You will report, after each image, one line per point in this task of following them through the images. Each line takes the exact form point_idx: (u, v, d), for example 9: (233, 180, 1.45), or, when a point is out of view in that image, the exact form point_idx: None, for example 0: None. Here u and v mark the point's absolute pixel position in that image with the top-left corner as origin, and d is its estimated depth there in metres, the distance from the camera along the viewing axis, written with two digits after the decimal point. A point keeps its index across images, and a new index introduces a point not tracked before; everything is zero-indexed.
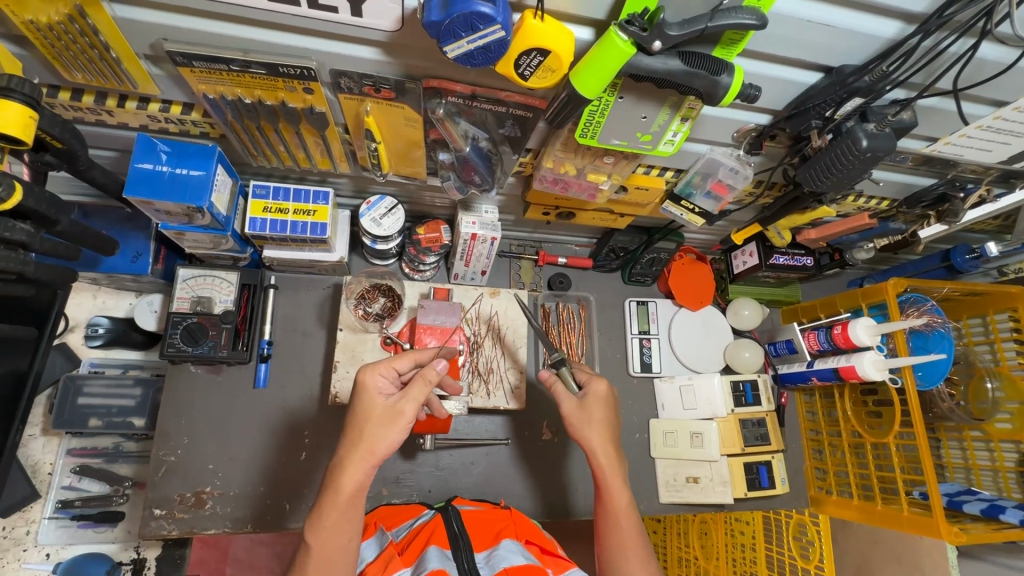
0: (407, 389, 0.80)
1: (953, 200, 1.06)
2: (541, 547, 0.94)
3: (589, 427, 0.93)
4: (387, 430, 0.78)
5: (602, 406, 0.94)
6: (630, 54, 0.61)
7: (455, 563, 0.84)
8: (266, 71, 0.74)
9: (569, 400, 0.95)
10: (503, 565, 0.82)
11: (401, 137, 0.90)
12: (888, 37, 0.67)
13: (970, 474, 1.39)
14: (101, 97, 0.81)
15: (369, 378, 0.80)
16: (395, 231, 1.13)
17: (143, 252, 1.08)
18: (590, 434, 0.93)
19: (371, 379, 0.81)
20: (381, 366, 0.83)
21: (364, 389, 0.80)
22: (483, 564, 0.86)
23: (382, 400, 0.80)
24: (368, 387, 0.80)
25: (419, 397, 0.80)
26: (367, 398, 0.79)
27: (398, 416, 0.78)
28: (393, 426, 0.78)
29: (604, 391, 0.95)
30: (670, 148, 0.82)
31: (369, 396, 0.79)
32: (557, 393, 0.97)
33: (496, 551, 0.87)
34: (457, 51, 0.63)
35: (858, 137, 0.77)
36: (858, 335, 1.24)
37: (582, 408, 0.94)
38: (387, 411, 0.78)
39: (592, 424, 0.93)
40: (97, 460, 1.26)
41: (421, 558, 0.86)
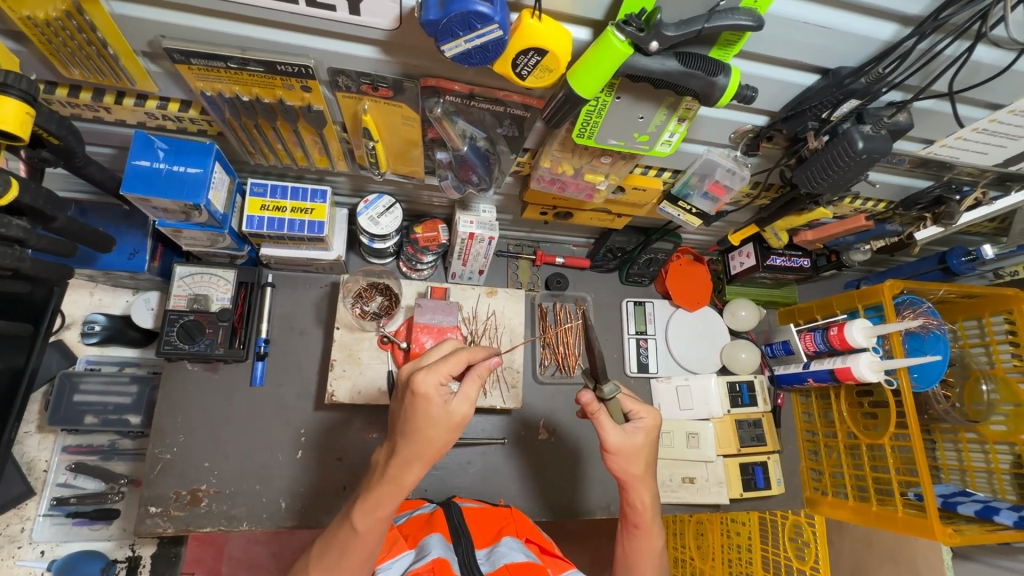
0: (462, 390, 0.79)
1: (950, 203, 1.06)
2: (540, 546, 0.94)
3: (626, 459, 0.92)
4: (446, 433, 0.78)
5: (647, 436, 0.93)
6: (628, 55, 0.62)
7: (455, 554, 0.84)
8: (263, 69, 0.74)
9: (615, 434, 0.90)
10: (503, 561, 0.82)
11: (399, 136, 0.90)
12: (884, 40, 0.68)
13: (966, 476, 1.40)
14: (98, 94, 0.81)
15: (424, 384, 0.76)
16: (393, 229, 1.14)
17: (139, 249, 1.07)
18: (630, 465, 0.92)
19: (426, 385, 0.76)
20: (434, 368, 0.78)
21: (421, 396, 0.76)
22: (483, 560, 0.86)
23: (442, 408, 0.76)
24: (424, 393, 0.76)
25: (474, 397, 0.80)
26: (425, 406, 0.76)
27: (457, 422, 0.78)
28: (451, 430, 0.78)
29: (653, 424, 0.94)
30: (667, 148, 0.82)
31: (427, 400, 0.75)
32: (600, 423, 0.91)
33: (496, 547, 0.88)
34: (455, 50, 0.63)
35: (854, 138, 0.76)
36: (855, 336, 1.24)
37: (629, 440, 0.91)
38: (450, 418, 0.77)
39: (634, 459, 0.92)
40: (93, 457, 1.26)
41: (423, 544, 0.86)
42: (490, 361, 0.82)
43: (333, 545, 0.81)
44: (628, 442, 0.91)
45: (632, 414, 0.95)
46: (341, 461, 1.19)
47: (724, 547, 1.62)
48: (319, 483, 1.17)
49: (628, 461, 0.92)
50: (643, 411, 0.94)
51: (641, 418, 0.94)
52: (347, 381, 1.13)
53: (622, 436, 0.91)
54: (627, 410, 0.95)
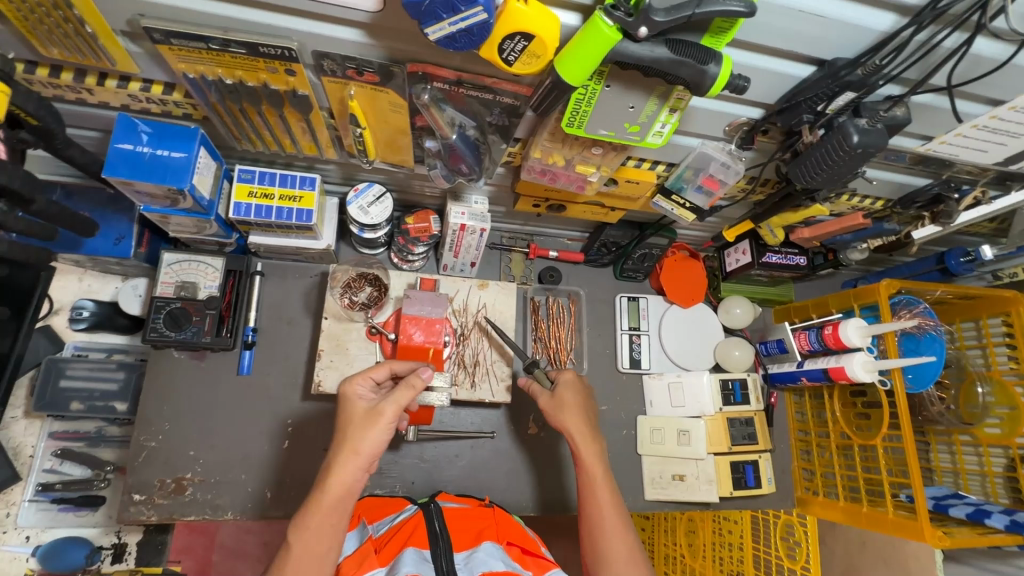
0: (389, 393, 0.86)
1: (948, 201, 1.05)
2: (522, 548, 0.93)
3: (564, 412, 1.05)
4: (363, 424, 0.84)
5: (575, 393, 1.08)
6: (616, 40, 0.60)
7: (430, 565, 0.83)
8: (245, 51, 0.72)
9: (544, 396, 1.09)
10: (481, 569, 0.82)
11: (387, 123, 0.88)
12: (882, 30, 0.66)
13: (959, 479, 1.39)
14: (80, 74, 0.80)
15: (349, 388, 0.89)
16: (383, 219, 1.13)
17: (126, 235, 1.06)
18: (568, 419, 1.05)
19: (351, 389, 0.89)
20: (358, 377, 0.91)
21: (346, 398, 0.88)
22: (460, 566, 0.85)
23: (363, 403, 0.87)
24: (349, 395, 0.88)
25: (401, 400, 0.85)
26: (349, 404, 0.87)
27: (376, 414, 0.84)
28: (373, 425, 0.83)
29: (574, 380, 1.10)
30: (659, 140, 0.80)
31: (352, 401, 0.87)
32: (535, 392, 1.11)
33: (474, 552, 0.86)
34: (439, 33, 0.61)
35: (849, 132, 0.74)
36: (849, 336, 1.23)
37: (557, 398, 1.08)
38: (368, 413, 0.85)
39: (568, 412, 1.06)
40: (80, 443, 1.25)
41: (396, 561, 0.84)
42: (422, 375, 0.89)
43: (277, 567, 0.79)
44: (553, 398, 1.08)
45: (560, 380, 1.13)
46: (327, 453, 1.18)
47: (714, 544, 1.63)
48: (305, 473, 1.16)
49: (561, 413, 1.06)
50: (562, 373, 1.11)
51: (560, 378, 1.11)
52: (334, 372, 1.11)
53: (547, 395, 1.09)
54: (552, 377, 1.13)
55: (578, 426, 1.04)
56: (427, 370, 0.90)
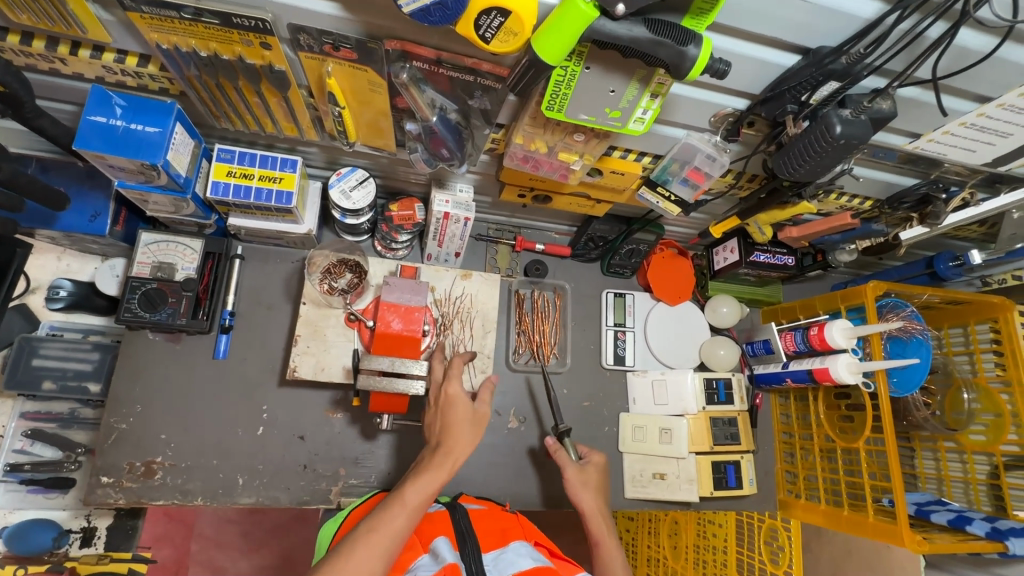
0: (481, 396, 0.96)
1: (936, 203, 1.03)
2: (550, 550, 0.90)
3: (587, 490, 1.07)
4: (468, 421, 0.92)
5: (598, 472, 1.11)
6: (593, 18, 0.59)
7: (463, 562, 0.78)
8: (219, 22, 0.71)
9: (572, 467, 1.10)
10: (513, 570, 0.76)
11: (367, 104, 0.87)
12: (865, 18, 0.64)
13: (942, 485, 1.38)
14: (52, 43, 0.78)
15: (454, 391, 0.94)
16: (365, 205, 1.12)
17: (101, 211, 1.04)
18: (584, 497, 1.06)
19: (455, 392, 0.94)
20: (455, 380, 0.97)
21: (454, 400, 0.93)
22: (490, 568, 0.79)
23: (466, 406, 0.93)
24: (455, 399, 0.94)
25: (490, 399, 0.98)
26: (455, 405, 0.93)
27: (479, 415, 0.94)
28: (479, 423, 0.93)
29: (602, 462, 1.13)
30: (640, 127, 0.78)
31: (459, 399, 0.93)
32: (560, 460, 1.11)
33: (504, 552, 0.81)
34: (412, 6, 0.60)
35: (832, 122, 0.73)
36: (834, 337, 1.21)
37: (582, 472, 1.09)
38: (475, 416, 0.93)
39: (587, 487, 1.07)
40: (52, 425, 1.23)
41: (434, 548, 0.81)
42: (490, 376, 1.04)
43: (387, 506, 0.79)
44: (579, 473, 1.09)
45: (585, 455, 1.14)
46: (302, 440, 1.17)
47: (697, 547, 1.61)
48: (279, 461, 1.15)
49: (584, 486, 1.07)
50: (593, 453, 1.14)
51: (590, 457, 1.13)
52: (311, 358, 1.10)
53: (574, 468, 1.09)
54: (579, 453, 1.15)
55: (597, 505, 1.06)
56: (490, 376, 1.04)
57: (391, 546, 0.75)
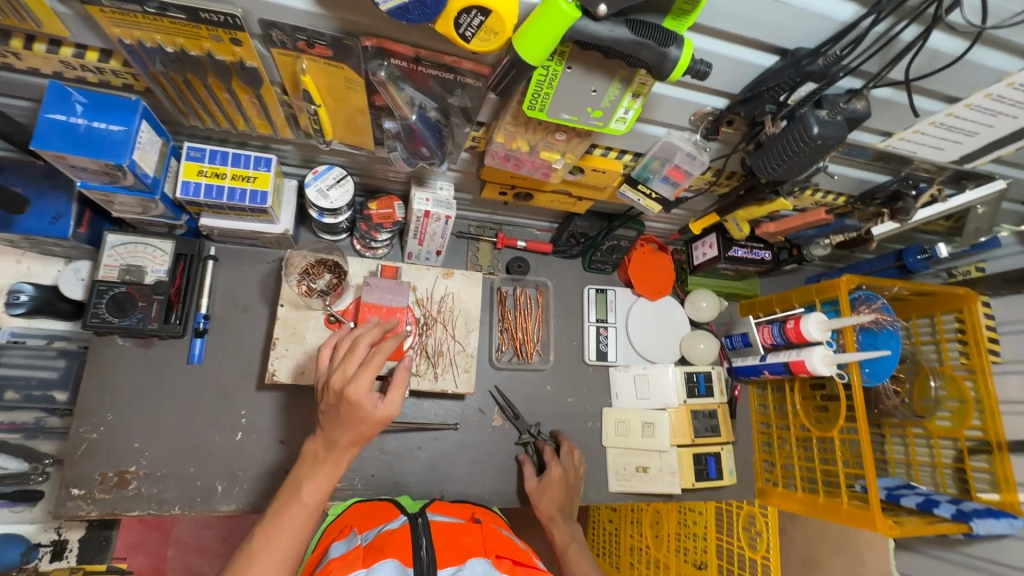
0: (388, 386, 0.73)
1: (906, 198, 1.06)
2: (512, 561, 0.87)
3: (545, 500, 1.19)
4: (366, 427, 0.73)
5: (559, 487, 1.21)
6: (575, 18, 0.58)
7: None
8: (185, 16, 0.67)
9: (532, 481, 1.21)
10: None
11: (343, 101, 0.84)
12: (842, 20, 0.65)
13: (911, 470, 1.43)
14: (4, 36, 0.73)
15: (353, 393, 0.70)
16: (343, 204, 1.10)
17: (64, 214, 1.00)
18: (545, 506, 1.19)
19: (354, 392, 0.70)
20: (357, 375, 0.71)
21: (353, 403, 0.70)
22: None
23: (370, 407, 0.71)
24: (354, 399, 0.70)
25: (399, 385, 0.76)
26: (360, 410, 0.71)
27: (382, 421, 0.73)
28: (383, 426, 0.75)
29: (560, 475, 1.21)
30: (622, 126, 0.78)
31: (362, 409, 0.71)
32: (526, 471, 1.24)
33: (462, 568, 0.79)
34: (391, 4, 0.60)
35: (809, 123, 0.74)
36: (810, 330, 1.25)
37: (542, 486, 1.20)
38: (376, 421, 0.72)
39: (547, 498, 1.19)
40: (16, 436, 1.18)
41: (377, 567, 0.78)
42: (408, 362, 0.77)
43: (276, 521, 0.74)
44: (539, 486, 1.20)
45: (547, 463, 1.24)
46: (283, 444, 1.14)
47: (679, 536, 1.65)
48: (259, 466, 1.12)
49: (543, 499, 1.19)
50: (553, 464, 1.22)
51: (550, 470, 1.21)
52: (289, 361, 1.07)
53: (535, 480, 1.22)
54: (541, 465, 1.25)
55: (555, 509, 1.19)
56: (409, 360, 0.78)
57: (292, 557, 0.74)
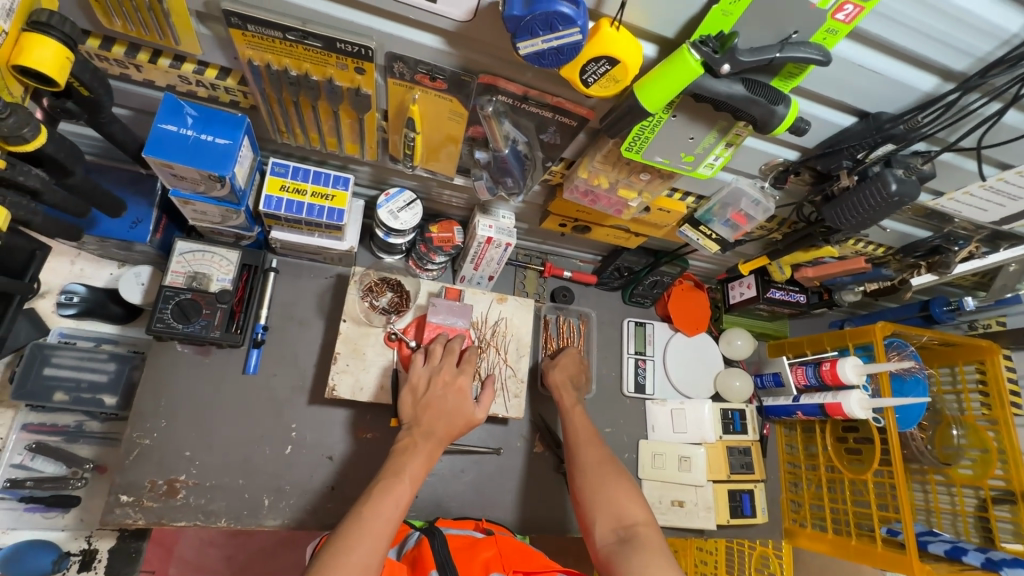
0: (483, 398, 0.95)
1: (946, 253, 1.14)
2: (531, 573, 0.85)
3: (558, 369, 1.24)
4: (460, 421, 0.90)
5: (569, 359, 1.27)
6: (698, 74, 0.63)
7: None
8: (321, 45, 0.72)
9: (550, 358, 1.27)
10: None
11: (441, 131, 0.89)
12: (926, 90, 0.71)
13: (931, 516, 1.47)
14: (133, 50, 0.77)
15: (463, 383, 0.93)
16: (411, 225, 1.13)
17: (143, 219, 1.00)
18: (553, 373, 1.23)
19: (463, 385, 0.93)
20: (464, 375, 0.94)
21: (458, 391, 0.92)
22: None
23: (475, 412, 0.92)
24: (461, 391, 0.92)
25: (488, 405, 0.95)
26: (463, 404, 0.91)
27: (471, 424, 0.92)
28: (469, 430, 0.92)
29: (575, 355, 1.28)
30: (709, 172, 0.84)
31: (466, 405, 0.91)
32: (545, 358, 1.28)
33: None
34: (530, 49, 0.63)
35: (887, 181, 0.80)
36: (846, 374, 1.29)
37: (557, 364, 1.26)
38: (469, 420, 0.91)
39: (563, 371, 1.24)
40: (56, 438, 1.16)
41: None
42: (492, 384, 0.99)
43: (379, 486, 0.82)
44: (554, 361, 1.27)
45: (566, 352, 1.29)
46: (331, 461, 1.14)
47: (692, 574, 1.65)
48: (307, 482, 1.12)
49: (555, 368, 1.24)
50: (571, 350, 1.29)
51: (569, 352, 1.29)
52: (349, 377, 1.08)
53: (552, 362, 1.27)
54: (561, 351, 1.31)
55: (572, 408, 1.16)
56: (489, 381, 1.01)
57: (395, 520, 0.79)
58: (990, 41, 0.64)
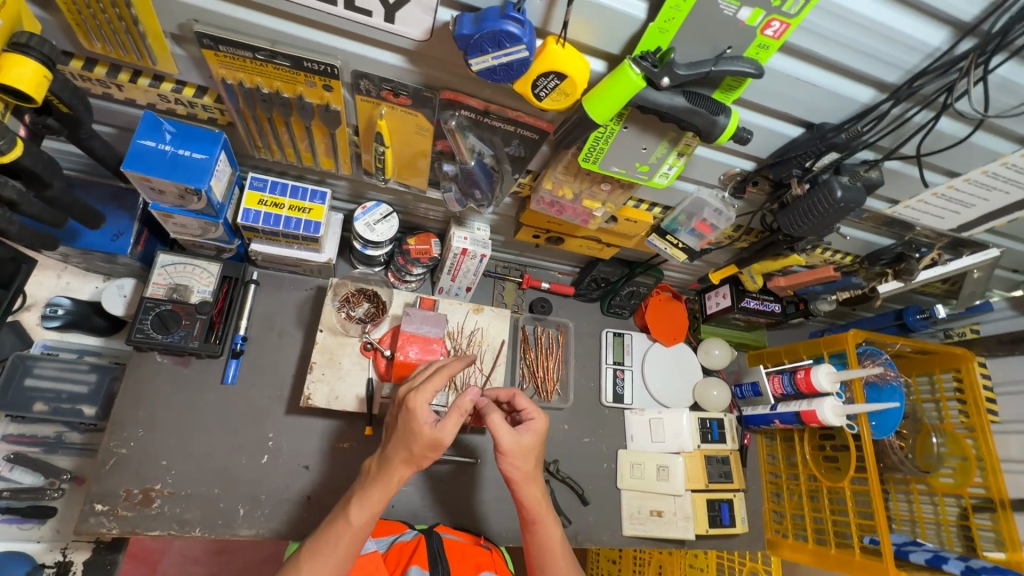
0: (450, 414, 0.80)
1: (910, 260, 1.16)
2: None
3: (520, 461, 0.85)
4: (417, 444, 0.79)
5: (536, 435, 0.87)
6: (640, 87, 0.67)
7: None
8: (289, 64, 0.76)
9: (508, 435, 0.85)
10: None
11: (409, 145, 0.93)
12: (863, 102, 0.75)
13: (916, 527, 1.45)
14: (114, 70, 0.81)
15: (417, 401, 0.79)
16: (387, 237, 1.16)
17: (125, 232, 1.04)
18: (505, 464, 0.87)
19: (419, 402, 0.79)
20: (426, 388, 0.81)
21: (412, 412, 0.79)
22: None
23: (429, 428, 0.79)
24: (417, 409, 0.79)
25: (458, 424, 0.80)
26: (415, 423, 0.79)
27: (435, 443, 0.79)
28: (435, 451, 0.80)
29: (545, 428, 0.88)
30: (664, 180, 0.87)
31: (418, 422, 0.78)
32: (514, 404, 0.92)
33: None
34: (481, 65, 0.67)
35: (833, 188, 0.83)
36: (820, 381, 1.30)
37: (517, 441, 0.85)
38: (431, 440, 0.79)
39: (523, 458, 0.86)
40: (35, 449, 1.17)
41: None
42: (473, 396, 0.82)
43: (330, 531, 0.82)
44: (517, 441, 0.85)
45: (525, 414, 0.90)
46: (307, 470, 1.15)
47: None
48: (282, 491, 1.12)
49: (512, 461, 0.86)
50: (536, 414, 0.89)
51: (531, 420, 0.88)
52: (325, 386, 1.10)
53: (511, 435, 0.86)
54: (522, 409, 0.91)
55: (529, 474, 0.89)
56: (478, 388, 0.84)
57: (348, 556, 0.81)
58: (916, 54, 0.68)
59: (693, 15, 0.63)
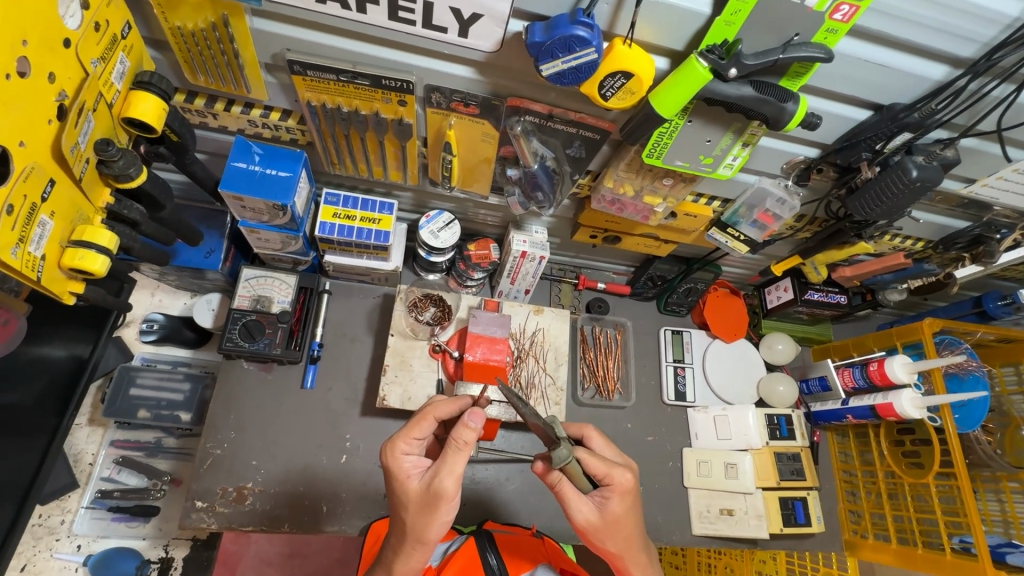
0: (440, 467, 0.78)
1: (989, 242, 1.12)
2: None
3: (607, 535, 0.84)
4: (421, 512, 0.78)
5: (622, 501, 0.83)
6: (707, 79, 0.69)
7: None
8: (369, 83, 0.82)
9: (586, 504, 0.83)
10: None
11: (475, 153, 0.97)
12: (936, 78, 0.74)
13: (1010, 527, 1.32)
14: (211, 100, 0.90)
15: (394, 464, 0.81)
16: (451, 244, 1.20)
17: (215, 249, 1.13)
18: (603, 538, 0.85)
19: (398, 465, 0.81)
20: (402, 444, 0.82)
21: (395, 476, 0.81)
22: None
23: (416, 483, 0.80)
24: (398, 473, 0.81)
25: (454, 470, 0.77)
26: (402, 484, 0.80)
27: (435, 501, 0.77)
28: (435, 510, 0.77)
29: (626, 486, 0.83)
30: (729, 172, 0.89)
31: (404, 481, 0.80)
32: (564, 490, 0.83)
33: None
34: (551, 70, 0.70)
35: (907, 168, 0.82)
36: (896, 372, 1.26)
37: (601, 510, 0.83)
38: (426, 495, 0.78)
39: (615, 532, 0.83)
40: (139, 453, 1.28)
41: None
42: (471, 428, 0.76)
43: None
44: (600, 516, 0.83)
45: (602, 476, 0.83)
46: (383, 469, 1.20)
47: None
48: (362, 488, 1.18)
49: (603, 536, 0.84)
50: (614, 474, 0.83)
51: (610, 483, 0.83)
52: (398, 387, 1.15)
53: (592, 508, 0.83)
54: (593, 473, 0.84)
55: (628, 542, 0.85)
56: (476, 416, 0.77)
57: None
58: (993, 26, 0.67)
59: (760, 6, 0.64)
